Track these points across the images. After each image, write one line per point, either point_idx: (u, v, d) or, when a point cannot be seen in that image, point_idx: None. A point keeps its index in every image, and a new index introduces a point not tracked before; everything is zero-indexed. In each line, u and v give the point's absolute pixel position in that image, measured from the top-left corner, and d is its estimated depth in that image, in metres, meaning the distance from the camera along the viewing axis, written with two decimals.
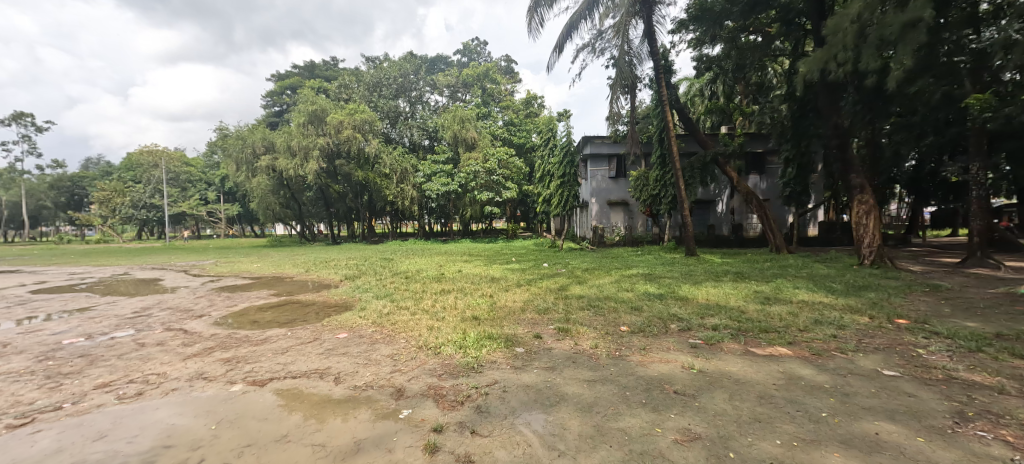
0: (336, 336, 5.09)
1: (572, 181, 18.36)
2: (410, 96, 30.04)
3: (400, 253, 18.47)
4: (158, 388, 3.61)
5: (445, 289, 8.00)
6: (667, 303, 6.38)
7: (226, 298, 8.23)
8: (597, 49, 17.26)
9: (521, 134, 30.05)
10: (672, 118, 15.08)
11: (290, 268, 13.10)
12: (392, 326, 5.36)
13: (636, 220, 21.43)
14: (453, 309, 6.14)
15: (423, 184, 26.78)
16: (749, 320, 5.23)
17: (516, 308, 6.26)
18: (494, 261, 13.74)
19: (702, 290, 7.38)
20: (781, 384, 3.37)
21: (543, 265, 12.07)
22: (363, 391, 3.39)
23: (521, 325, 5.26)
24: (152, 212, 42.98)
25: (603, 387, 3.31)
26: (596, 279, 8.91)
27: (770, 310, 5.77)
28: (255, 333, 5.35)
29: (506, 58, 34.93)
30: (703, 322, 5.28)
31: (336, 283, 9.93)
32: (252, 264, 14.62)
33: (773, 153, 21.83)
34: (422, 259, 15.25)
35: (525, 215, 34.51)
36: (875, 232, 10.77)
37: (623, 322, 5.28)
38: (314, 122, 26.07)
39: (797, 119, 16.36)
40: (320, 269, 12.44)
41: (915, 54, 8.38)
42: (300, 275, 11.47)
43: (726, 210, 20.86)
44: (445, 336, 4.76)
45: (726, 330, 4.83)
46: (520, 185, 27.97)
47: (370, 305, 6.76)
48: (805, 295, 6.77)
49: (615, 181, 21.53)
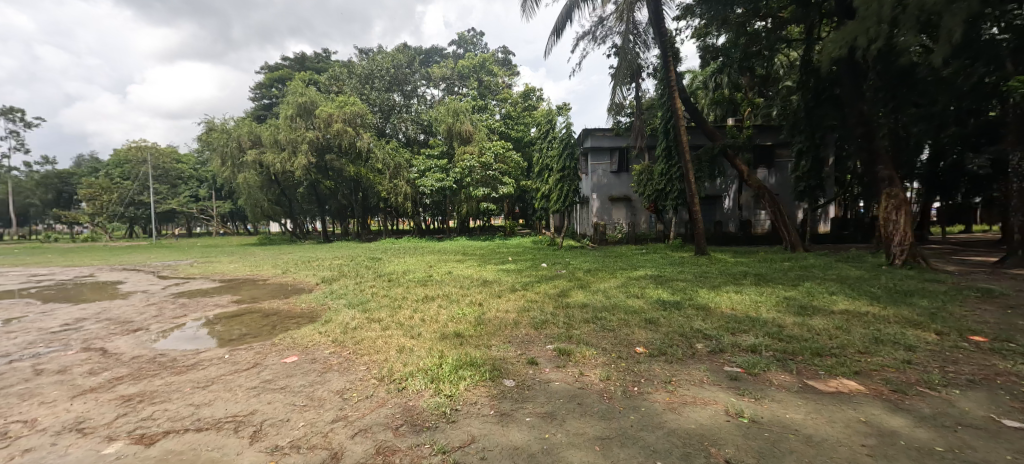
0: (283, 361, 4.10)
1: (571, 175, 17.35)
2: (404, 89, 28.92)
3: (390, 252, 17.50)
4: (8, 448, 2.64)
5: (429, 295, 6.99)
6: (686, 313, 5.38)
7: (180, 305, 7.26)
8: (598, 36, 16.24)
9: (519, 128, 29.05)
10: (680, 106, 14.05)
11: (268, 269, 12.12)
12: (355, 347, 4.36)
13: (639, 216, 20.46)
14: (432, 323, 5.13)
15: (416, 179, 25.76)
16: (792, 338, 4.26)
17: (508, 320, 5.26)
18: (489, 261, 12.78)
19: (724, 297, 6.40)
20: (872, 445, 2.39)
21: (541, 266, 11.07)
22: (284, 457, 2.41)
23: (513, 346, 4.27)
24: (141, 210, 42.00)
25: (623, 451, 2.34)
26: (600, 282, 7.94)
27: (811, 323, 4.79)
28: (185, 354, 4.38)
29: (503, 49, 33.78)
30: (736, 339, 4.30)
31: (311, 286, 8.95)
32: (230, 265, 13.65)
33: (782, 146, 20.83)
34: (413, 258, 14.29)
35: (524, 212, 33.54)
36: (907, 229, 9.69)
37: (637, 341, 4.29)
38: (302, 115, 25.03)
39: (811, 109, 15.35)
40: (300, 270, 11.49)
41: (962, 27, 7.35)
42: (276, 277, 10.49)
43: (733, 205, 19.87)
44: (416, 363, 3.77)
45: (769, 354, 3.85)
46: (518, 181, 26.98)
47: (338, 316, 5.77)
48: (846, 304, 5.77)
49: (617, 175, 20.62)
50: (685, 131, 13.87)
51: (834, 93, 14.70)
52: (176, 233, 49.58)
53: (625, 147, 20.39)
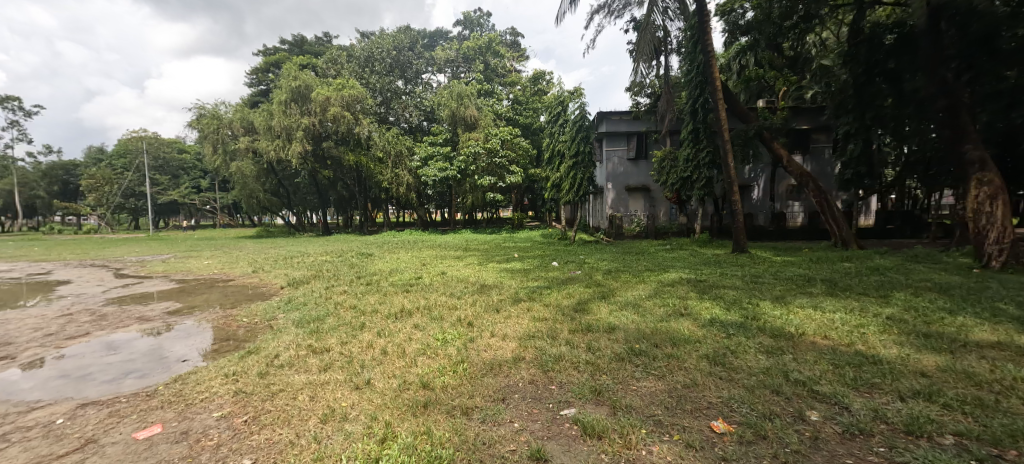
0: (131, 437, 2.52)
1: (585, 161, 15.57)
2: (407, 73, 27.25)
3: (387, 247, 15.96)
4: None
5: (406, 308, 5.34)
6: (764, 346, 3.70)
7: (96, 318, 5.78)
8: (615, 9, 14.36)
9: (528, 114, 27.29)
10: (713, 80, 12.12)
11: (241, 267, 10.63)
12: (260, 408, 2.78)
13: (658, 208, 18.75)
14: (396, 359, 3.57)
15: (418, 168, 24.17)
16: (971, 407, 2.57)
17: (504, 356, 3.62)
18: (493, 259, 11.11)
19: (802, 317, 4.68)
20: None
21: (551, 265, 9.47)
22: None
23: (509, 412, 2.67)
24: (142, 201, 41.13)
25: None
26: (624, 291, 6.27)
27: (970, 371, 3.10)
28: (5, 416, 2.88)
29: (512, 31, 31.86)
30: (874, 405, 2.64)
31: (273, 291, 7.40)
32: (205, 262, 12.21)
33: (819, 131, 18.77)
34: (409, 255, 12.73)
35: (533, 203, 31.76)
36: (1004, 224, 8.12)
37: (711, 408, 2.64)
38: (297, 100, 23.38)
39: (860, 86, 13.46)
40: (274, 269, 9.96)
41: None
42: (242, 278, 8.99)
43: (763, 196, 17.99)
44: (340, 456, 2.18)
45: (960, 450, 2.17)
46: (527, 169, 25.34)
47: (273, 342, 4.19)
48: (985, 332, 4.06)
49: (635, 163, 18.83)
50: (719, 109, 11.96)
51: (890, 66, 12.76)
52: (181, 225, 48.85)
53: (644, 131, 18.54)
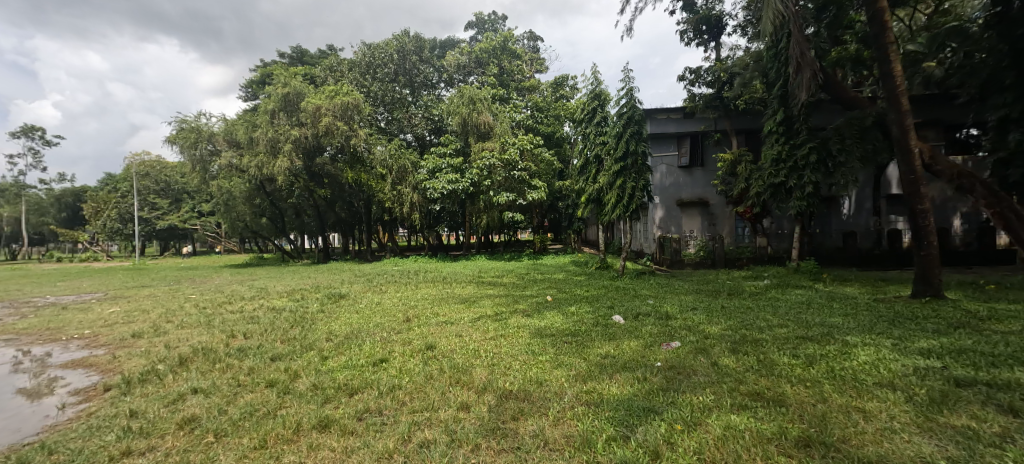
0: None
1: (635, 164, 11.76)
2: (414, 81, 24.32)
3: (378, 282, 12.31)
4: None
5: None
6: None
7: None
8: None
9: (550, 122, 23.92)
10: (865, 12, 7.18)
11: (134, 325, 6.92)
12: None
13: (718, 226, 14.90)
14: None
15: (424, 182, 20.84)
16: None
17: None
18: (516, 307, 7.30)
19: None
20: None
21: (617, 323, 5.67)
22: None
23: None
24: (140, 227, 38.71)
25: None
26: (883, 445, 2.39)
27: None
28: None
29: (529, 35, 28.83)
30: None
31: (75, 400, 3.61)
32: (109, 310, 8.57)
33: (926, 126, 14.70)
34: (397, 298, 8.99)
35: (557, 223, 28.27)
36: None
37: None
38: (287, 110, 20.40)
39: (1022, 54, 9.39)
40: (171, 330, 6.23)
41: None
42: (95, 353, 5.26)
43: (858, 209, 13.85)
44: None
45: None
46: (551, 183, 21.91)
47: None
48: None
49: (689, 171, 15.10)
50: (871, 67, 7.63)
51: None
52: (184, 252, 46.52)
53: (701, 131, 14.81)
